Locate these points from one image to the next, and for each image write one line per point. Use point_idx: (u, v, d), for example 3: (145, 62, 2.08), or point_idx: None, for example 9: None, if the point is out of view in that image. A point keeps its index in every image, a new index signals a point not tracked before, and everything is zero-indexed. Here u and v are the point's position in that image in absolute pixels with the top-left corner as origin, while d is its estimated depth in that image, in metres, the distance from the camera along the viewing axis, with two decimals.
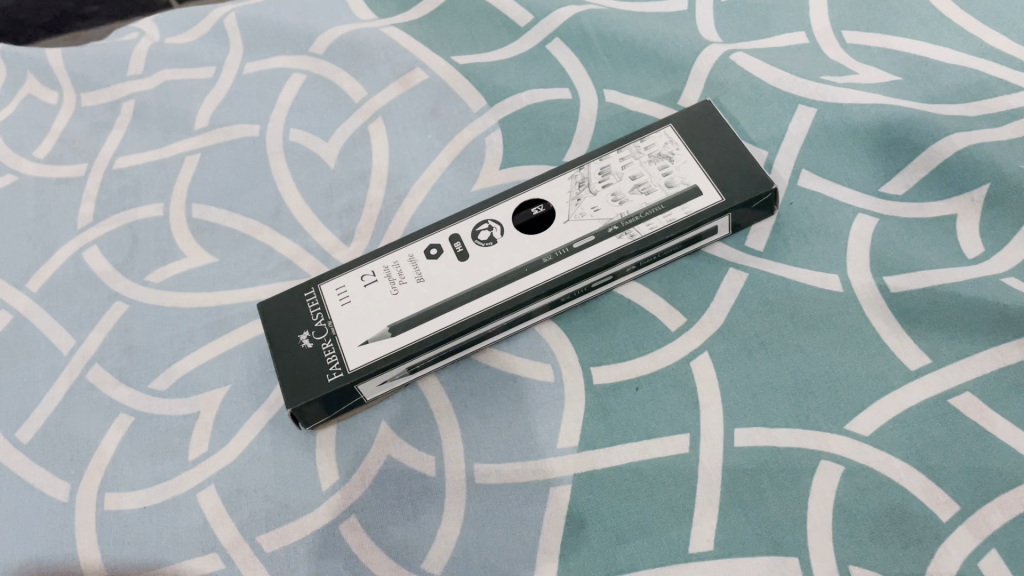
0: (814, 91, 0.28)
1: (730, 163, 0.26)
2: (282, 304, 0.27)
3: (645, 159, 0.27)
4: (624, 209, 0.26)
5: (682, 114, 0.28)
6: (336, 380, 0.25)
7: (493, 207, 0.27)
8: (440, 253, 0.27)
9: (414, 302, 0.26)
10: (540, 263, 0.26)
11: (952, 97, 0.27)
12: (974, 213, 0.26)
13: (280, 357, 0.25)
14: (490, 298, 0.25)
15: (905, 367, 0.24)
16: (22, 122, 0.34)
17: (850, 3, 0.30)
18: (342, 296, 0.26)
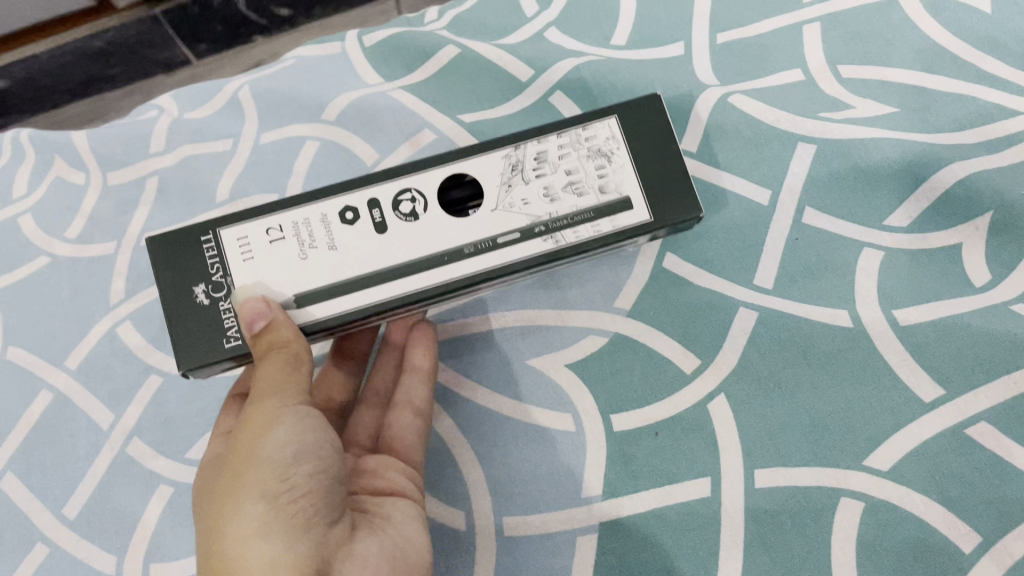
0: (812, 129, 0.29)
1: (664, 173, 0.24)
2: (174, 239, 0.24)
3: (583, 151, 0.25)
4: (554, 207, 0.24)
5: (625, 106, 0.25)
6: (234, 346, 0.23)
7: (418, 173, 0.25)
8: (356, 218, 0.24)
9: (320, 274, 0.23)
10: (461, 253, 0.23)
11: (951, 126, 0.28)
12: (979, 241, 0.26)
13: (172, 307, 0.23)
14: (400, 285, 0.23)
15: (919, 399, 0.25)
16: (51, 204, 0.35)
17: (844, 38, 0.30)
18: (244, 248, 0.24)
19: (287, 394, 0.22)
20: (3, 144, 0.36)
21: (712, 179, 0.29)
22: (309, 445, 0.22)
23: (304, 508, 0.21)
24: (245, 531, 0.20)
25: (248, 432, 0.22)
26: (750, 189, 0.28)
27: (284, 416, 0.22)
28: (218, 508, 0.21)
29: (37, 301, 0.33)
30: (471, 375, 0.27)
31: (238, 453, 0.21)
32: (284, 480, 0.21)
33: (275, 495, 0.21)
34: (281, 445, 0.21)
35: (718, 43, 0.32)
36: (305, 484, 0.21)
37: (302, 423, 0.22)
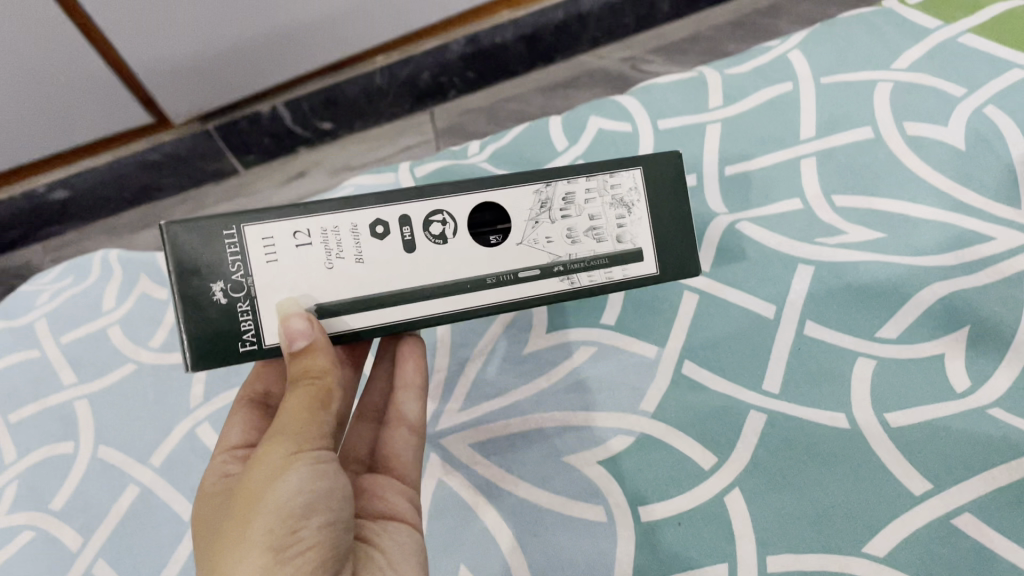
0: (811, 252, 0.33)
1: (680, 232, 0.27)
2: (192, 232, 0.23)
3: (606, 199, 0.26)
4: (574, 250, 0.26)
5: (655, 159, 0.27)
6: (249, 351, 0.24)
7: (456, 192, 0.25)
8: (388, 233, 0.24)
9: (342, 283, 0.24)
10: (484, 282, 0.25)
11: (933, 249, 0.32)
12: (959, 351, 0.30)
13: (188, 305, 0.23)
14: (429, 301, 0.25)
15: (911, 492, 0.28)
16: (137, 317, 0.40)
17: (837, 171, 0.35)
18: (268, 247, 0.23)
19: (305, 436, 0.22)
20: (96, 263, 0.42)
21: (720, 295, 0.33)
22: (321, 492, 0.22)
23: (309, 560, 0.21)
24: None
25: (261, 472, 0.22)
26: (757, 305, 0.32)
27: (297, 462, 0.22)
28: (221, 546, 0.21)
29: (123, 404, 0.37)
30: (513, 471, 0.31)
31: (250, 490, 0.22)
32: (294, 531, 0.21)
33: (282, 545, 0.21)
34: (292, 492, 0.22)
35: (727, 174, 0.36)
36: (310, 537, 0.22)
37: (317, 470, 0.22)
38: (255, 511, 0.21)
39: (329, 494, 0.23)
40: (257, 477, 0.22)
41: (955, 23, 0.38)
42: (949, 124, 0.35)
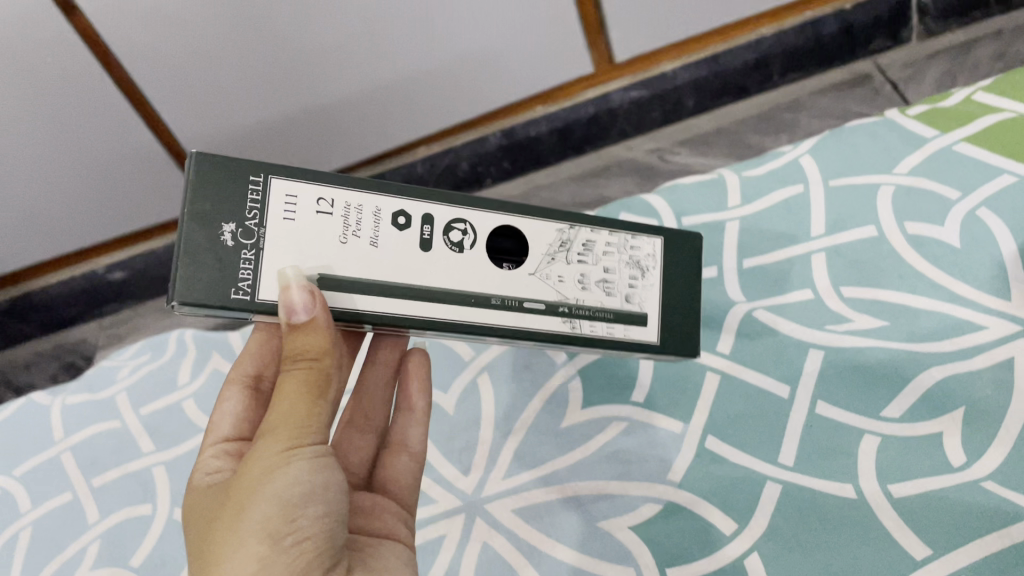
0: (821, 338, 0.36)
1: (683, 311, 0.31)
2: (225, 171, 0.26)
3: (623, 258, 0.30)
4: (581, 296, 0.29)
5: (670, 234, 0.31)
6: (239, 299, 0.25)
7: (483, 210, 0.28)
8: (408, 225, 0.27)
9: (351, 261, 0.26)
10: (488, 302, 0.28)
11: (931, 336, 0.35)
12: (956, 429, 0.33)
13: (200, 236, 0.25)
14: (437, 310, 0.27)
15: (913, 557, 0.31)
16: (210, 391, 0.44)
17: (844, 265, 0.39)
18: (290, 205, 0.26)
19: (304, 432, 0.26)
20: (172, 342, 0.47)
21: (738, 375, 0.36)
22: (316, 486, 0.26)
23: (304, 551, 0.25)
24: (246, 565, 0.24)
25: (263, 461, 0.25)
26: (772, 385, 0.36)
27: (294, 456, 0.25)
28: (228, 529, 0.25)
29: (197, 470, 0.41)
30: (551, 534, 0.34)
31: (249, 482, 0.25)
32: (291, 525, 0.25)
33: (281, 537, 0.25)
34: (290, 484, 0.25)
35: (745, 266, 0.40)
36: (307, 528, 0.25)
37: (312, 464, 0.26)
38: (255, 504, 0.25)
39: (323, 486, 0.26)
40: (256, 469, 0.25)
41: (950, 133, 0.42)
42: (944, 224, 0.38)
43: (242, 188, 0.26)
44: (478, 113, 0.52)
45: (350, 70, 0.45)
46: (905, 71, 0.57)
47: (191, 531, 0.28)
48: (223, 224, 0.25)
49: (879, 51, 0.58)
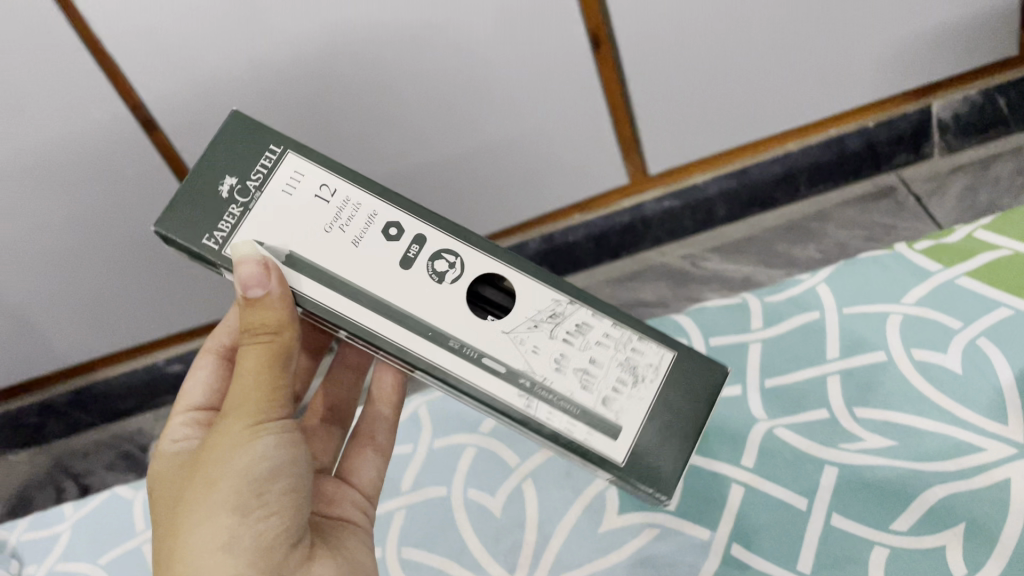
0: (834, 455, 0.41)
1: (660, 436, 0.31)
2: (251, 139, 0.32)
3: (618, 361, 0.32)
4: (551, 379, 0.31)
5: (686, 354, 0.33)
6: (210, 246, 0.30)
7: (484, 254, 0.32)
8: (397, 237, 0.32)
9: (322, 251, 0.31)
10: (448, 343, 0.31)
11: (936, 456, 0.39)
12: (958, 543, 0.37)
13: (204, 179, 0.31)
14: (402, 340, 0.31)
15: None
16: None
17: (857, 387, 0.43)
18: (293, 178, 0.32)
19: (266, 411, 0.32)
20: None
21: (761, 487, 0.40)
22: (277, 461, 0.32)
23: (267, 521, 0.31)
24: (218, 529, 0.30)
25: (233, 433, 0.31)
26: (791, 497, 0.40)
27: (259, 433, 0.31)
28: (199, 495, 0.31)
29: None
30: None
31: (218, 452, 0.31)
32: (257, 498, 0.31)
33: (248, 508, 0.31)
34: (259, 457, 0.31)
35: (767, 385, 0.44)
36: (272, 501, 0.31)
37: (274, 442, 0.32)
38: (223, 475, 0.31)
39: (284, 463, 0.32)
40: (225, 442, 0.31)
41: (952, 267, 0.46)
42: (948, 351, 0.42)
43: (258, 154, 0.32)
44: (550, 212, 0.61)
45: (410, 142, 0.50)
46: (928, 185, 0.66)
47: (162, 497, 0.34)
48: (234, 164, 0.32)
49: (902, 166, 0.67)
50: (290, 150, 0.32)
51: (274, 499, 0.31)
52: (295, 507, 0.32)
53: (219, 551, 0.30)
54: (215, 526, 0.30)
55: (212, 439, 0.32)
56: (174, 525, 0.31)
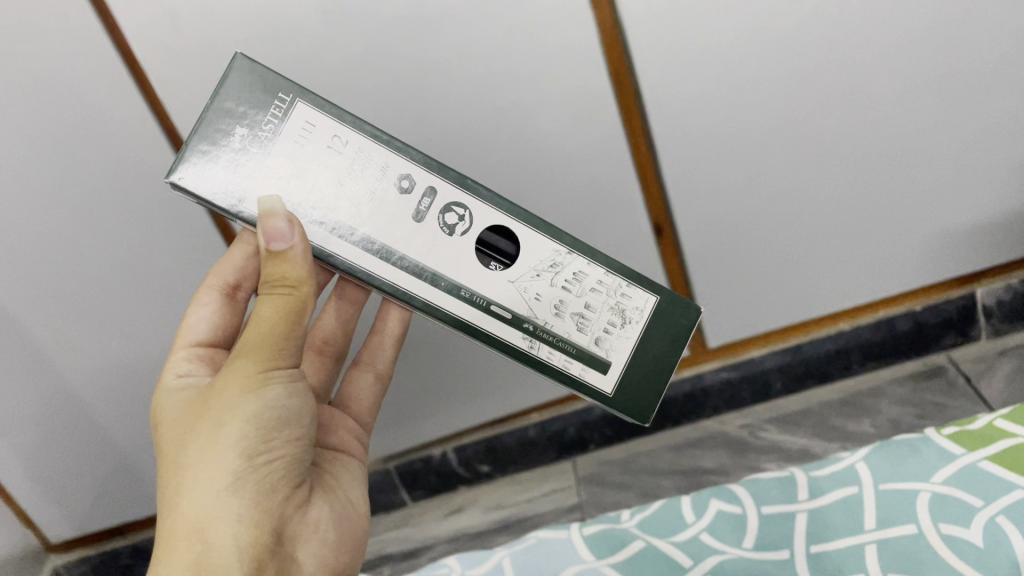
0: None
1: (641, 361, 0.55)
2: (262, 91, 0.50)
3: (607, 303, 0.54)
4: (550, 321, 0.53)
5: (659, 300, 0.55)
6: (228, 197, 0.49)
7: (492, 215, 0.53)
8: (405, 189, 0.51)
9: (326, 197, 0.50)
10: (467, 296, 0.52)
11: None
12: None
13: (227, 130, 0.49)
14: (443, 303, 0.52)
15: None
16: None
17: (893, 556, 0.50)
18: (306, 127, 0.50)
19: (273, 363, 0.48)
20: None
21: None
22: (278, 406, 0.49)
23: (267, 455, 0.48)
24: (230, 452, 0.47)
25: (247, 378, 0.48)
26: None
27: (264, 380, 0.48)
28: (217, 418, 0.48)
29: None
30: None
31: (233, 387, 0.48)
32: (260, 438, 0.48)
33: (256, 446, 0.48)
34: (265, 401, 0.48)
35: (812, 549, 0.53)
36: (273, 443, 0.49)
37: (275, 389, 0.48)
38: (237, 412, 0.47)
39: (282, 407, 0.49)
40: (240, 380, 0.48)
41: (974, 450, 0.53)
42: (970, 526, 0.50)
43: (273, 104, 0.50)
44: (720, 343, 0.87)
45: (526, 391, 0.85)
46: (976, 367, 0.91)
47: (181, 411, 0.51)
48: (255, 120, 0.49)
49: (953, 348, 0.93)
50: (299, 100, 0.50)
51: (273, 440, 0.49)
52: (283, 447, 0.49)
53: (224, 486, 0.47)
54: (228, 450, 0.47)
55: (226, 389, 0.48)
56: (186, 460, 0.47)
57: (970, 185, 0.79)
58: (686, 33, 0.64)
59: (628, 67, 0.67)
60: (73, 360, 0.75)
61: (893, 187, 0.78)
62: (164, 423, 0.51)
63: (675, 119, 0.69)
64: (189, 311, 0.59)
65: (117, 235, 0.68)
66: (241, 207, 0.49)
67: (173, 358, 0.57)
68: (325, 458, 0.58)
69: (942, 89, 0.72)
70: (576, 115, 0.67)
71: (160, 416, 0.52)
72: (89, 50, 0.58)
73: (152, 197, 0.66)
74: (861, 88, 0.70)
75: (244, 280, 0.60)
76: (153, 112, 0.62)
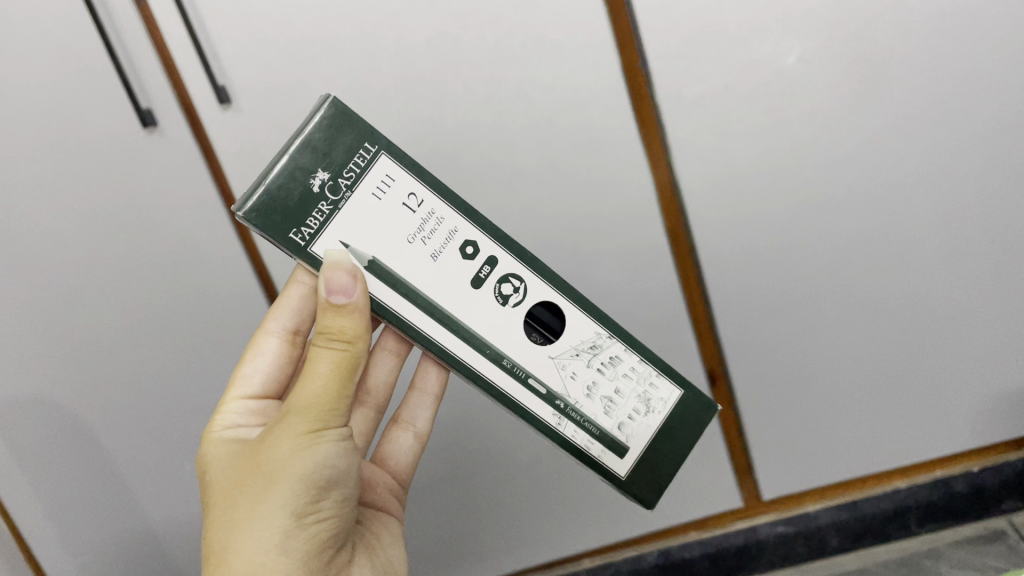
0: None
1: (657, 449, 0.55)
2: (347, 138, 0.45)
3: (636, 389, 0.54)
4: (581, 401, 0.52)
5: (684, 392, 0.56)
6: (296, 241, 0.44)
7: (540, 287, 0.51)
8: (470, 253, 0.49)
9: (393, 256, 0.46)
10: (511, 367, 0.50)
11: None
12: None
13: (307, 173, 0.44)
14: (490, 374, 0.49)
15: None
16: None
17: None
18: (385, 180, 0.46)
19: (325, 423, 0.48)
20: None
21: None
22: (328, 466, 0.49)
23: (312, 515, 0.49)
24: (279, 512, 0.48)
25: (301, 434, 0.48)
26: None
27: (316, 441, 0.48)
28: (267, 475, 0.48)
29: None
30: None
31: (285, 446, 0.48)
32: (307, 498, 0.48)
33: (302, 506, 0.48)
34: (316, 461, 0.48)
35: None
36: (319, 504, 0.50)
37: (326, 448, 0.49)
38: (287, 472, 0.48)
39: (331, 466, 0.50)
40: (292, 439, 0.48)
41: None
42: None
43: (357, 152, 0.45)
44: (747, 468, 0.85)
45: (589, 537, 0.87)
46: None
47: (231, 466, 0.52)
48: (337, 165, 0.45)
49: (1011, 512, 0.90)
50: (384, 153, 0.46)
51: (318, 500, 0.49)
52: (328, 508, 0.50)
53: (274, 542, 0.47)
54: (278, 509, 0.48)
55: (276, 447, 0.48)
56: (237, 517, 0.48)
57: (1010, 353, 0.82)
58: (737, 195, 0.71)
59: (686, 226, 0.73)
60: (151, 489, 0.81)
61: (938, 347, 0.81)
62: (214, 478, 0.53)
63: (727, 272, 0.74)
64: (246, 361, 0.61)
65: (207, 370, 0.75)
66: (308, 253, 0.45)
67: (225, 407, 0.59)
68: (371, 518, 0.62)
69: (978, 254, 0.77)
70: (634, 265, 0.73)
71: (212, 471, 0.54)
72: (201, 199, 0.68)
73: (241, 333, 0.74)
74: (899, 252, 0.76)
75: (301, 326, 0.63)
76: (244, 245, 0.71)
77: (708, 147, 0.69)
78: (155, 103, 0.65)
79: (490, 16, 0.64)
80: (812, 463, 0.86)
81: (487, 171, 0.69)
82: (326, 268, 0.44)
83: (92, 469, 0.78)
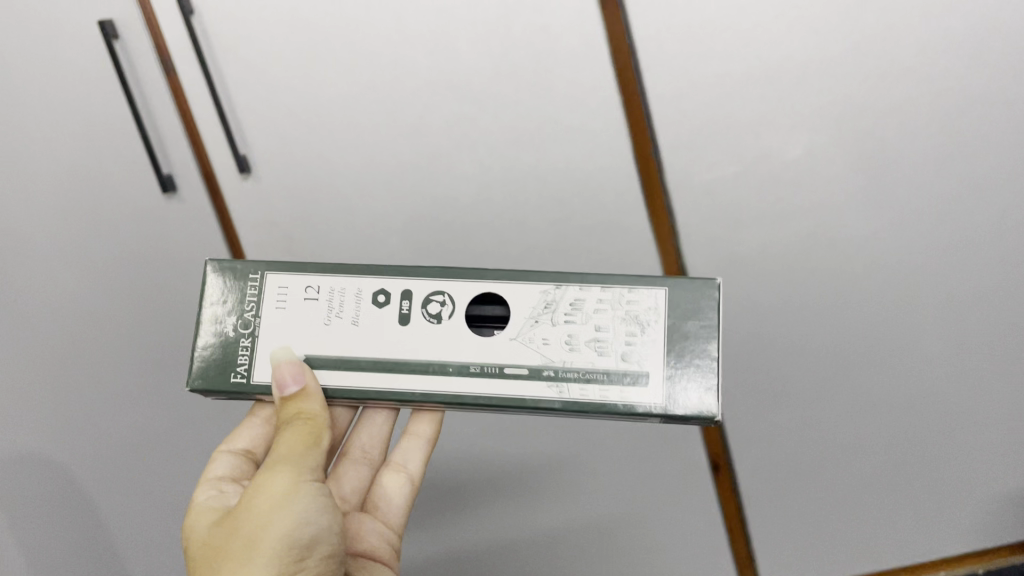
0: None
1: (679, 355, 0.47)
2: (233, 282, 0.52)
3: (620, 312, 0.48)
4: (569, 360, 0.47)
5: (668, 287, 0.48)
6: (238, 380, 0.50)
7: (466, 291, 0.50)
8: (384, 300, 0.50)
9: (319, 343, 0.49)
10: (472, 362, 0.47)
11: None
12: None
13: (215, 323, 0.51)
14: (461, 383, 0.47)
15: None
16: None
17: None
18: (281, 292, 0.51)
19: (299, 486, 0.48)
20: None
21: None
22: (310, 528, 0.48)
23: None
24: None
25: (278, 496, 0.47)
26: None
27: (294, 502, 0.47)
28: (248, 543, 0.46)
29: None
30: None
31: (263, 512, 0.47)
32: (292, 560, 0.46)
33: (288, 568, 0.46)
34: (296, 520, 0.47)
35: None
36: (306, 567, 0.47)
37: (306, 509, 0.48)
38: (269, 535, 0.46)
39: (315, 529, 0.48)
40: (269, 504, 0.47)
41: None
42: None
43: (247, 285, 0.51)
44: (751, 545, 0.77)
45: None
46: None
47: (207, 543, 0.49)
48: (237, 305, 0.51)
49: None
50: (268, 272, 0.51)
51: (305, 563, 0.47)
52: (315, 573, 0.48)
53: None
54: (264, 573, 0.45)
55: (254, 513, 0.47)
56: None
57: None
58: (742, 283, 0.72)
59: None
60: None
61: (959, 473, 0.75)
62: (190, 559, 0.50)
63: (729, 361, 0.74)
64: (208, 467, 0.60)
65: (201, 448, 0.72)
66: (253, 382, 0.50)
67: (198, 491, 0.57)
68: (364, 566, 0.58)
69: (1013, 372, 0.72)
70: None
71: (187, 550, 0.51)
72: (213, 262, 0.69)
73: (239, 408, 0.72)
74: (915, 360, 0.73)
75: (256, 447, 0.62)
76: None
77: (715, 235, 0.71)
78: (176, 167, 0.67)
79: (507, 99, 0.67)
80: (814, 561, 0.77)
81: (494, 248, 0.70)
82: (275, 368, 0.49)
83: (78, 540, 0.75)
